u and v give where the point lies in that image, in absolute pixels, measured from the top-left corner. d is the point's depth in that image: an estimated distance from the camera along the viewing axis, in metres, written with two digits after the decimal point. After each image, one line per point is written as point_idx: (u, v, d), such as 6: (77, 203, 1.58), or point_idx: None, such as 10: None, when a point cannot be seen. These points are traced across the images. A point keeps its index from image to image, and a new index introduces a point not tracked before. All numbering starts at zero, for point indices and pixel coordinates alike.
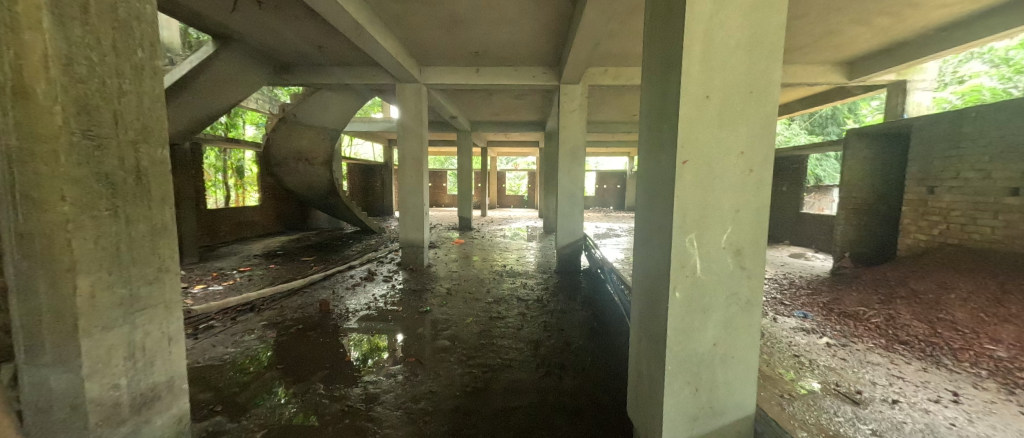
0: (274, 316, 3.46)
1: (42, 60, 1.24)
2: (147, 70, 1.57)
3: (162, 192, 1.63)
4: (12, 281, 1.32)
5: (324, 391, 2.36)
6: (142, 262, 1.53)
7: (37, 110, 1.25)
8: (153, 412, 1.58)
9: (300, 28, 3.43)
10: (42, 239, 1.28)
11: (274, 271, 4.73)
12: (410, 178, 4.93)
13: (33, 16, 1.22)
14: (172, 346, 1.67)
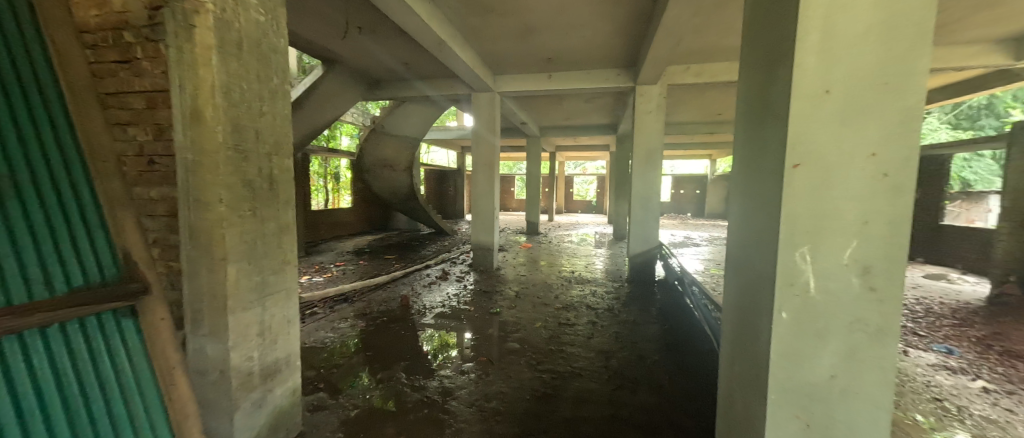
0: (363, 308, 3.85)
1: (212, 90, 1.55)
2: (280, 94, 1.88)
3: (287, 196, 1.93)
4: (184, 267, 1.65)
5: (406, 380, 2.55)
6: (271, 255, 1.82)
7: (206, 130, 1.56)
8: (275, 383, 1.85)
9: (391, 48, 3.81)
10: (206, 233, 1.59)
11: (363, 266, 5.26)
12: (482, 183, 5.14)
13: (207, 55, 1.53)
14: (289, 328, 1.94)
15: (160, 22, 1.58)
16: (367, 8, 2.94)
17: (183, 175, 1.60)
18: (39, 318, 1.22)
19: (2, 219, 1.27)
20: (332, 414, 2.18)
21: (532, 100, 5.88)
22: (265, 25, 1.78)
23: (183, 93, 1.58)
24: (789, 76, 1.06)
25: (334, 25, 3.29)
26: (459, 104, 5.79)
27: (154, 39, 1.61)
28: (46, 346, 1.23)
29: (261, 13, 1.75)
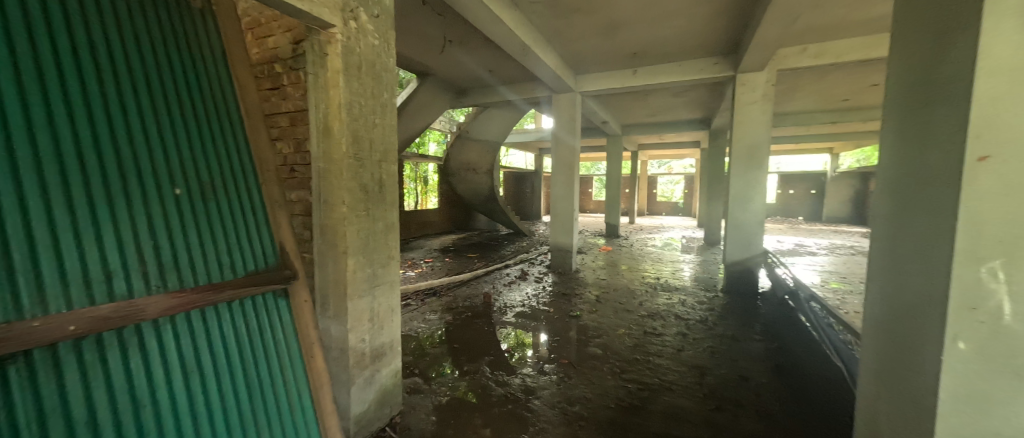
0: (450, 302, 4.12)
1: (339, 107, 1.81)
2: (389, 108, 2.12)
3: (393, 198, 2.16)
4: (314, 258, 1.94)
5: (490, 375, 2.66)
6: (380, 251, 2.06)
7: (333, 143, 1.83)
8: (381, 364, 2.07)
9: (478, 57, 4.02)
10: (332, 230, 1.85)
11: (448, 264, 5.64)
12: (562, 184, 5.13)
13: (335, 79, 1.80)
14: (393, 316, 2.16)
15: (301, 53, 1.89)
16: (460, 22, 3.15)
17: (317, 181, 1.89)
18: (229, 293, 1.47)
19: (218, 209, 1.56)
20: (426, 398, 2.37)
21: (614, 98, 5.69)
22: (379, 48, 2.03)
23: (318, 110, 1.86)
24: (970, 41, 0.81)
25: (430, 42, 3.60)
26: (539, 106, 5.86)
27: (295, 67, 1.93)
28: (232, 312, 1.50)
29: (375, 38, 1.99)
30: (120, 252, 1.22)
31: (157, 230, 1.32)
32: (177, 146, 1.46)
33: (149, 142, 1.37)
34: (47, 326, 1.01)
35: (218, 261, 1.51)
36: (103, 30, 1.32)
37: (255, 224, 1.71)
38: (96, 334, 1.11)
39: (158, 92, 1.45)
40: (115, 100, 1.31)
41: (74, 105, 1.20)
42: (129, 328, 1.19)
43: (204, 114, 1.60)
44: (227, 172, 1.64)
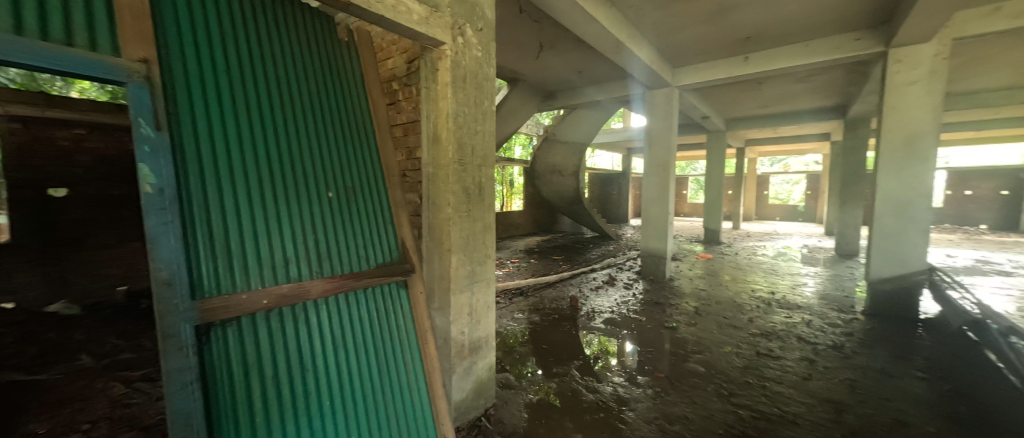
0: (537, 303, 4.18)
1: (446, 117, 1.97)
2: (489, 115, 2.23)
3: (491, 200, 2.27)
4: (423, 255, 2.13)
5: (580, 380, 2.61)
6: (479, 250, 2.19)
7: (441, 149, 2.00)
8: (478, 356, 2.20)
9: (569, 59, 4.01)
10: (439, 229, 2.02)
11: (534, 265, 5.75)
12: (654, 186, 4.83)
13: (444, 91, 1.97)
14: (489, 312, 2.27)
15: (415, 70, 2.10)
16: (554, 26, 3.19)
17: (427, 184, 2.07)
18: (367, 280, 1.50)
19: (368, 202, 1.63)
20: (518, 395, 2.44)
21: (717, 90, 5.15)
22: (481, 59, 2.15)
23: (428, 120, 2.04)
24: None
25: (525, 48, 3.72)
26: (630, 104, 5.61)
27: (409, 84, 2.17)
28: (375, 294, 1.55)
29: (478, 50, 2.13)
30: (291, 238, 1.32)
31: (316, 219, 1.41)
32: (331, 138, 1.54)
33: (312, 135, 1.46)
34: (248, 298, 1.15)
35: (359, 251, 1.54)
36: (278, 31, 1.43)
37: (388, 214, 1.71)
38: (279, 308, 1.23)
39: (317, 87, 1.54)
40: (289, 97, 1.43)
41: (263, 103, 1.33)
42: (299, 306, 1.29)
43: (350, 108, 1.67)
44: (368, 163, 1.68)
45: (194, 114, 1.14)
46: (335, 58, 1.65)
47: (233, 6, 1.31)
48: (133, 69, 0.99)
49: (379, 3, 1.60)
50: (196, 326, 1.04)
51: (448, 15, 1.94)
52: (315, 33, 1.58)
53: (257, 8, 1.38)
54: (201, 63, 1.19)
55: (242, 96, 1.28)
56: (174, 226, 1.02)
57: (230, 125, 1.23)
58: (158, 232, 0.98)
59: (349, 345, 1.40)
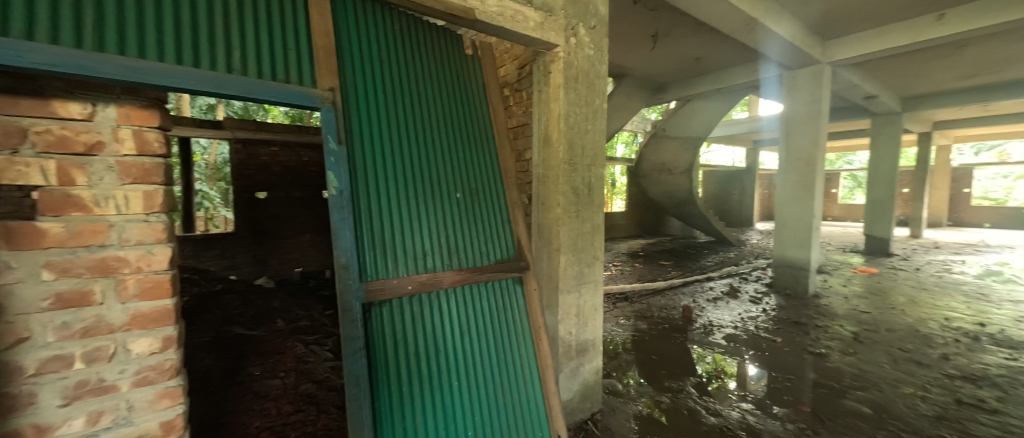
0: (644, 310, 3.93)
1: (557, 118, 2.00)
2: (600, 113, 2.18)
3: (601, 200, 2.21)
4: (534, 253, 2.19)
5: (698, 400, 2.35)
6: (588, 250, 2.15)
7: (552, 151, 2.03)
8: (585, 359, 2.17)
9: (684, 46, 3.69)
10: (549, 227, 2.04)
11: (640, 269, 5.43)
12: (794, 184, 4.11)
13: (556, 93, 2.00)
14: (596, 315, 2.22)
15: (527, 74, 2.17)
16: (673, 13, 2.96)
17: (537, 185, 2.13)
18: (488, 274, 1.58)
19: (491, 201, 1.70)
20: (627, 404, 2.32)
21: (888, 61, 4.08)
22: (593, 57, 2.12)
23: (540, 121, 2.09)
24: None
25: (636, 40, 3.53)
26: (761, 89, 4.85)
27: (520, 89, 2.25)
28: (497, 288, 1.62)
29: (591, 48, 2.10)
30: (428, 233, 1.47)
31: (448, 217, 1.54)
32: (460, 141, 1.66)
33: (445, 140, 1.60)
34: (397, 283, 1.34)
35: (482, 248, 1.62)
36: (419, 49, 1.61)
37: (507, 212, 1.75)
38: (419, 294, 1.40)
39: (450, 96, 1.68)
40: (427, 107, 1.59)
41: (407, 114, 1.52)
42: (434, 293, 1.44)
43: (477, 111, 1.77)
44: (492, 164, 1.75)
45: (362, 128, 1.37)
46: (464, 67, 1.77)
47: (387, 33, 1.52)
48: (324, 97, 1.25)
49: (501, 16, 1.71)
50: (363, 303, 1.25)
51: (562, 17, 1.96)
52: (449, 46, 1.72)
53: (405, 33, 1.57)
54: (365, 85, 1.42)
55: (393, 111, 1.48)
56: (348, 221, 1.24)
57: (385, 135, 1.44)
58: (338, 226, 1.21)
59: (475, 334, 1.50)
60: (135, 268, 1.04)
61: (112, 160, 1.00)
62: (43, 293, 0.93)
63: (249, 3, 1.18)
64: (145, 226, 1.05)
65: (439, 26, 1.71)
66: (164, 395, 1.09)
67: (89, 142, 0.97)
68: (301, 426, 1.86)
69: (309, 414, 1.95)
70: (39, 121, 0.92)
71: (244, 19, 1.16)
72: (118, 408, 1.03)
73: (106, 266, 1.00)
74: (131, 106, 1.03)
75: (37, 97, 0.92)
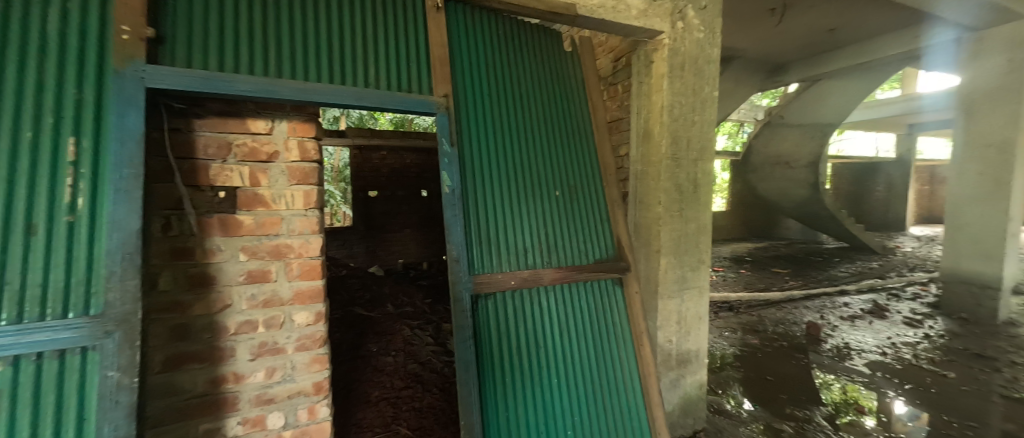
0: (754, 323, 3.48)
1: (659, 111, 1.85)
2: (710, 101, 1.96)
3: (708, 199, 2.00)
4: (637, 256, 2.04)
5: (832, 433, 1.98)
6: (692, 253, 1.97)
7: (653, 145, 1.89)
8: (687, 370, 1.99)
9: (815, 15, 3.15)
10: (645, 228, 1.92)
11: (746, 277, 4.81)
12: (977, 176, 3.35)
13: (659, 83, 1.85)
14: (701, 324, 2.03)
15: (624, 66, 2.06)
16: None
17: (633, 182, 2.01)
18: (588, 273, 1.55)
19: (590, 198, 1.66)
20: (737, 427, 2.07)
21: None
22: (704, 40, 1.92)
23: (639, 114, 1.96)
24: None
25: (751, 17, 3.14)
26: (922, 61, 3.98)
27: (614, 82, 2.16)
28: (595, 288, 1.58)
29: (700, 30, 1.91)
30: (530, 229, 1.49)
31: (548, 214, 1.54)
32: (560, 139, 1.65)
33: (545, 138, 1.61)
34: (502, 277, 1.38)
35: (581, 246, 1.59)
36: (521, 50, 1.65)
37: (604, 210, 1.69)
38: (521, 289, 1.42)
39: (549, 94, 1.68)
40: (528, 105, 1.61)
41: (511, 113, 1.56)
42: (535, 289, 1.45)
43: (576, 108, 1.74)
44: (590, 161, 1.71)
45: (470, 129, 1.44)
46: (563, 63, 1.75)
47: (492, 37, 1.58)
48: (440, 103, 1.37)
49: (602, 8, 1.65)
50: (472, 294, 1.32)
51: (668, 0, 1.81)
52: (548, 45, 1.72)
53: (508, 36, 1.62)
54: (473, 88, 1.49)
55: (498, 111, 1.53)
56: (459, 217, 1.32)
57: (491, 134, 1.49)
58: (450, 221, 1.30)
59: (574, 333, 1.48)
60: (298, 253, 1.29)
61: (283, 166, 1.27)
62: (240, 270, 1.21)
63: (380, 25, 1.34)
64: (305, 219, 1.30)
65: (540, 25, 1.72)
66: (316, 360, 1.32)
67: (270, 151, 1.25)
68: (411, 401, 2.13)
69: (417, 391, 2.23)
70: (240, 137, 1.22)
71: (377, 40, 1.33)
72: (286, 366, 1.28)
73: (279, 251, 1.26)
74: (297, 121, 1.29)
75: (241, 117, 1.22)
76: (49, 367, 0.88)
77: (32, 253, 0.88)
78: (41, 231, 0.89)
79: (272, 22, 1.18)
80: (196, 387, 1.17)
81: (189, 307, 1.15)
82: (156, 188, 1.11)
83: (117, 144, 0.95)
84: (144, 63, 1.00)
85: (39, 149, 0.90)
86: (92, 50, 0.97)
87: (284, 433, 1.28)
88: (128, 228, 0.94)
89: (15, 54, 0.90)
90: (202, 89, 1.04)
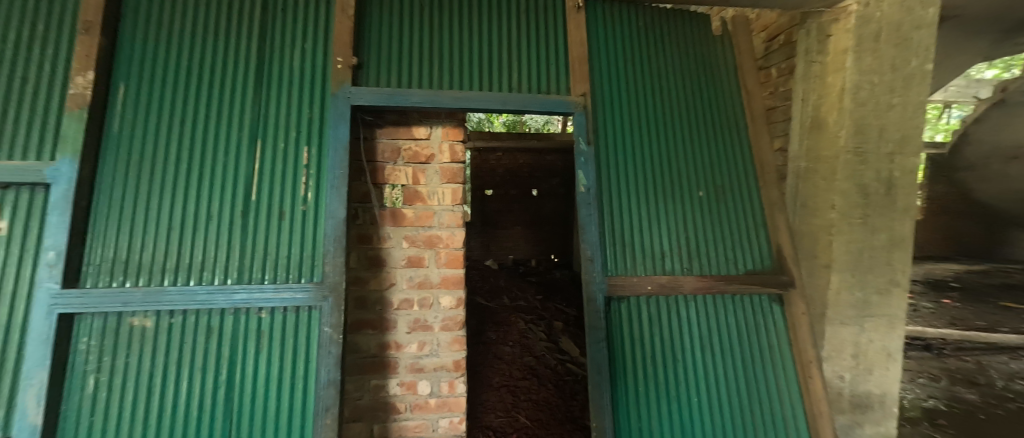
0: (970, 374, 2.58)
1: (836, 95, 1.46)
2: (916, 78, 1.51)
3: (908, 203, 1.54)
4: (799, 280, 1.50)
5: None
6: (880, 272, 1.53)
7: (826, 137, 1.49)
8: (866, 419, 1.56)
9: None
10: (808, 236, 1.53)
11: (952, 311, 3.62)
12: None
13: (840, 60, 1.45)
14: (889, 363, 1.57)
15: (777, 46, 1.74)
16: None
17: (790, 181, 1.62)
18: (738, 285, 1.36)
19: (739, 200, 1.46)
20: None
21: None
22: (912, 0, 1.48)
23: (802, 101, 1.59)
24: None
25: None
26: None
27: (764, 66, 1.82)
28: (743, 304, 1.38)
29: None
30: (668, 232, 1.39)
31: (689, 216, 1.41)
32: (704, 134, 1.49)
33: (687, 134, 1.48)
34: (637, 281, 1.31)
35: (728, 254, 1.41)
36: (663, 40, 1.54)
37: (755, 214, 1.47)
38: (657, 296, 1.33)
39: (693, 85, 1.53)
40: (670, 98, 1.50)
41: (651, 108, 1.47)
42: (672, 298, 1.34)
43: (724, 99, 1.55)
44: (740, 158, 1.51)
45: (607, 127, 1.41)
46: (711, 50, 1.58)
47: (631, 31, 1.52)
48: (578, 103, 1.37)
49: None
50: (605, 296, 1.28)
51: None
52: (693, 32, 1.58)
53: (649, 26, 1.53)
54: (611, 84, 1.45)
55: (637, 106, 1.46)
56: (594, 216, 1.31)
57: (628, 131, 1.43)
58: (585, 220, 1.29)
59: (718, 350, 1.32)
60: (446, 244, 1.45)
61: (437, 167, 1.45)
62: (402, 255, 1.43)
63: (523, 33, 1.42)
64: (452, 213, 1.46)
65: (684, 11, 1.59)
66: (456, 341, 1.47)
67: (428, 154, 1.44)
68: (528, 393, 2.23)
69: (533, 384, 2.32)
70: (407, 142, 1.44)
71: (520, 46, 1.40)
72: (433, 342, 1.46)
73: (432, 241, 1.44)
74: (450, 126, 1.46)
75: (408, 125, 1.44)
76: (290, 319, 1.17)
77: (282, 233, 1.20)
78: (288, 217, 1.20)
79: (436, 40, 1.36)
80: (370, 348, 1.42)
81: (368, 282, 1.41)
82: (353, 186, 1.39)
83: (333, 151, 1.22)
84: (350, 85, 1.26)
85: (288, 157, 1.23)
86: (319, 81, 1.27)
87: (429, 400, 1.46)
88: (338, 216, 1.19)
89: (279, 91, 1.26)
90: (388, 103, 1.26)
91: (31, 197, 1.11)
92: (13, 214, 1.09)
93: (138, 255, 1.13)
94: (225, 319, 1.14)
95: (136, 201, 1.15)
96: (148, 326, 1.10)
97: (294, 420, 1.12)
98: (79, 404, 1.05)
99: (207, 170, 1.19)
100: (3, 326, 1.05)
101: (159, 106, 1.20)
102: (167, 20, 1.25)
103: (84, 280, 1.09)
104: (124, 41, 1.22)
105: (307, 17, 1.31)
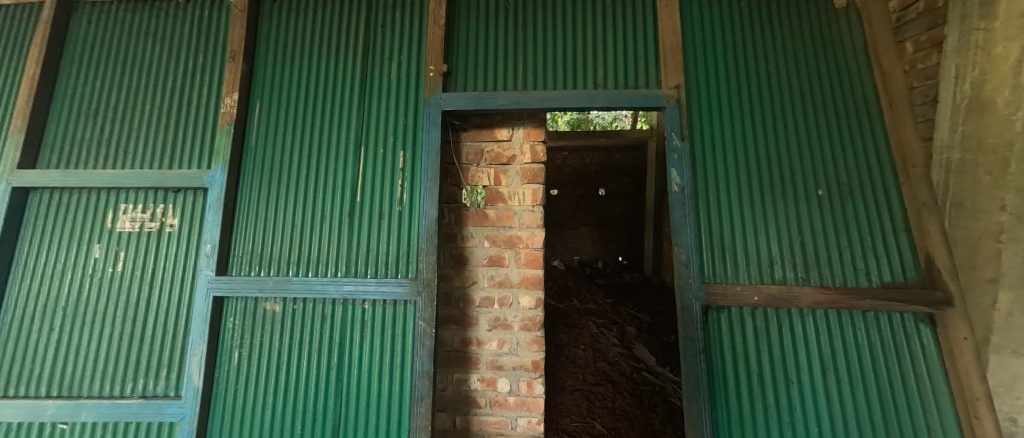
0: None
1: (1008, 68, 1.03)
2: None
3: None
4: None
5: None
6: None
7: (994, 120, 1.06)
8: None
9: None
10: (964, 244, 1.14)
11: None
12: None
13: (1014, 25, 1.03)
14: None
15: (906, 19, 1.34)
16: None
17: (934, 177, 1.22)
18: (872, 302, 1.15)
19: (871, 200, 1.25)
20: None
21: None
22: None
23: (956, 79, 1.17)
24: None
25: None
26: None
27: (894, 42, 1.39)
28: (875, 322, 1.17)
29: None
30: (778, 236, 1.23)
31: (805, 218, 1.24)
32: (822, 123, 1.30)
33: (802, 126, 1.30)
34: (742, 291, 1.18)
35: (855, 263, 1.21)
36: (770, 22, 1.38)
37: (892, 216, 1.24)
38: (765, 308, 1.19)
39: (808, 68, 1.35)
40: (780, 84, 1.33)
41: (756, 96, 1.32)
42: (784, 311, 1.19)
43: (848, 82, 1.34)
44: (871, 150, 1.29)
45: (704, 120, 1.30)
46: (830, 27, 1.38)
47: (732, 15, 1.38)
48: (670, 96, 1.28)
49: None
50: (703, 305, 1.18)
51: None
52: (808, 9, 1.39)
53: (752, 8, 1.39)
54: (708, 73, 1.33)
55: (739, 95, 1.32)
56: (689, 218, 1.22)
57: (727, 123, 1.30)
58: (678, 222, 1.21)
59: (844, 375, 1.13)
60: (525, 244, 1.45)
61: (518, 167, 1.46)
62: (484, 254, 1.46)
63: (608, 28, 1.37)
64: (532, 213, 1.45)
65: None
66: (535, 341, 1.45)
67: (509, 155, 1.46)
68: (603, 400, 2.17)
69: (608, 391, 2.25)
70: (489, 144, 1.47)
71: (605, 42, 1.36)
72: (512, 340, 1.46)
73: (512, 241, 1.45)
74: (531, 127, 1.46)
75: (491, 128, 1.47)
76: (389, 312, 1.25)
77: (382, 231, 1.29)
78: (387, 217, 1.30)
79: (520, 42, 1.37)
80: (453, 343, 1.48)
81: (452, 279, 1.47)
82: (443, 187, 1.47)
83: (426, 155, 1.29)
84: (440, 91, 1.32)
85: (387, 161, 1.33)
86: (413, 89, 1.35)
87: (509, 398, 1.46)
88: (430, 216, 1.26)
89: (379, 100, 1.36)
90: (476, 106, 1.30)
91: (194, 199, 1.35)
92: (182, 213, 1.34)
93: (269, 249, 1.30)
94: (336, 309, 1.27)
95: (268, 202, 1.33)
96: (276, 311, 1.27)
97: (392, 406, 1.21)
98: (227, 375, 1.24)
99: (321, 175, 1.34)
100: (176, 305, 1.29)
101: (285, 118, 1.37)
102: (290, 44, 1.43)
103: (231, 269, 1.30)
104: (258, 65, 1.42)
105: (402, 30, 1.40)
